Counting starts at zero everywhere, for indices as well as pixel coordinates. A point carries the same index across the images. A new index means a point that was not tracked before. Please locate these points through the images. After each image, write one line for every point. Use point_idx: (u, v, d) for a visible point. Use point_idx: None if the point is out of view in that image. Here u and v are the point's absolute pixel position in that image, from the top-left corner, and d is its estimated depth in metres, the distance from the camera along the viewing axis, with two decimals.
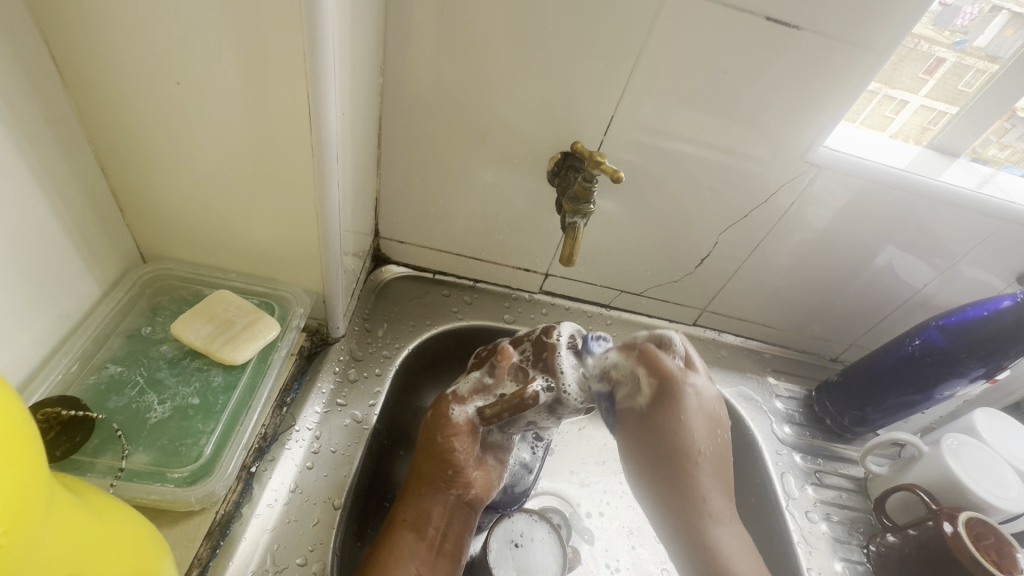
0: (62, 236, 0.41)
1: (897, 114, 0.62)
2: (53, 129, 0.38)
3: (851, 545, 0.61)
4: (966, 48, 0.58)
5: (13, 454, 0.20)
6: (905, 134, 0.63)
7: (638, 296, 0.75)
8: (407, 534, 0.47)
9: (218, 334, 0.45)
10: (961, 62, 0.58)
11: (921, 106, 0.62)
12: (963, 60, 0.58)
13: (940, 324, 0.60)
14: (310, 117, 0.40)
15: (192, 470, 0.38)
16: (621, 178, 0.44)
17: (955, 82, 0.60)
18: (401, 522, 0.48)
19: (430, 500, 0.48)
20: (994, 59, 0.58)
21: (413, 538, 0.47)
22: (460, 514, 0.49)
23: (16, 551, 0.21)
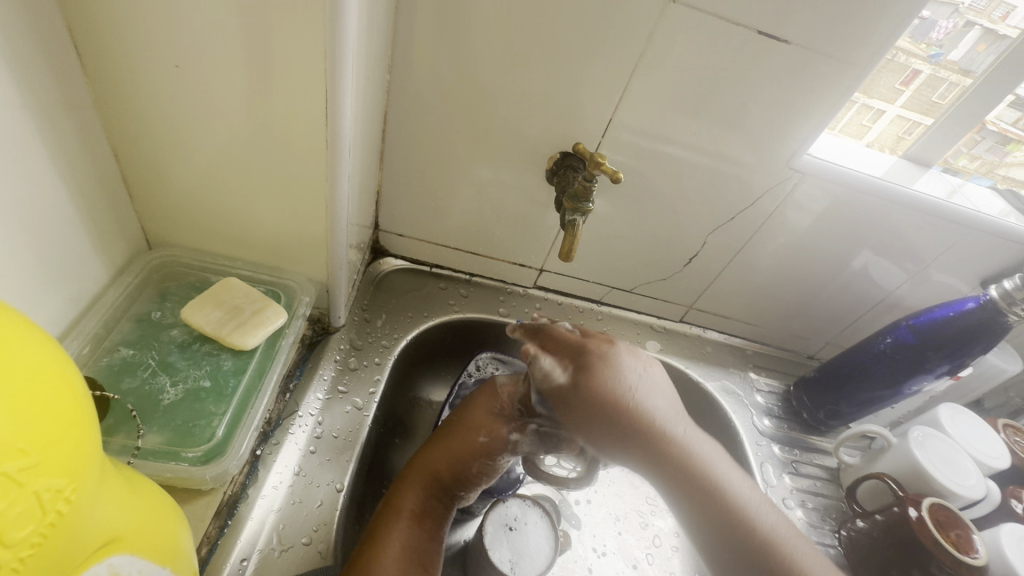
0: (75, 220, 0.41)
1: (875, 123, 0.65)
2: (72, 114, 0.39)
3: (824, 530, 0.65)
4: (940, 61, 0.61)
5: (75, 428, 0.21)
6: (882, 142, 0.67)
7: (628, 292, 0.77)
8: (400, 521, 0.48)
9: (228, 319, 0.46)
10: (937, 74, 0.62)
11: (898, 115, 0.65)
12: (938, 72, 0.62)
13: (911, 324, 0.64)
14: (327, 111, 0.41)
15: (206, 449, 0.39)
16: (620, 179, 0.46)
17: (930, 94, 0.64)
18: (396, 509, 0.49)
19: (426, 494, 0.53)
20: (967, 72, 0.62)
21: (402, 524, 0.48)
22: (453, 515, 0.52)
23: (78, 518, 0.22)
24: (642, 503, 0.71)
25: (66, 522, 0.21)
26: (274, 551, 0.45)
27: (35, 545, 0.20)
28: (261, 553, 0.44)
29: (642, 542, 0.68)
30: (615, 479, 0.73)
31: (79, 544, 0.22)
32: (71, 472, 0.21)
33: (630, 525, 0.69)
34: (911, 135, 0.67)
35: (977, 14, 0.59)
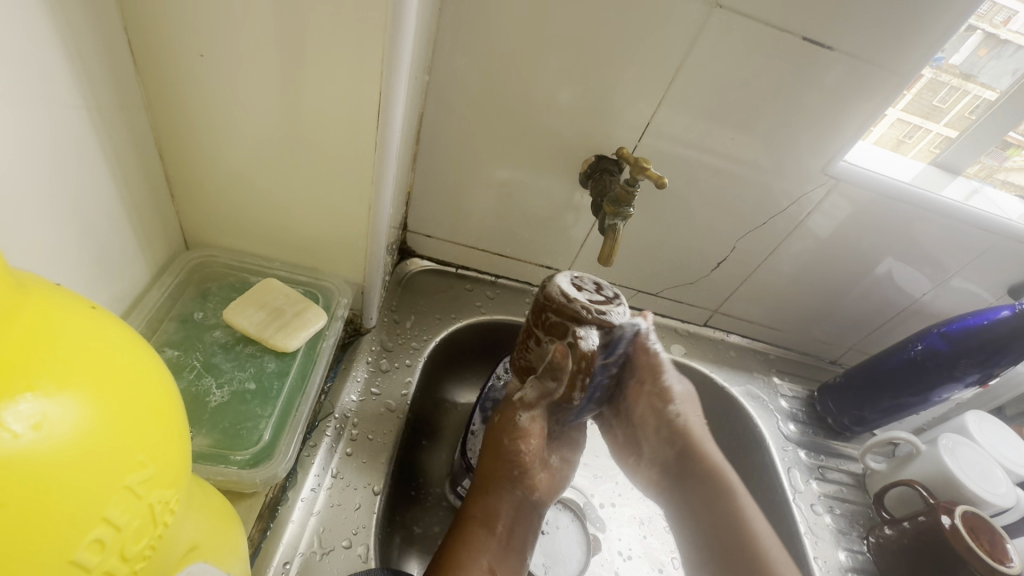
0: (122, 219, 0.41)
1: (875, 127, 0.63)
2: (124, 114, 0.39)
3: (853, 536, 0.65)
4: (942, 65, 0.60)
5: (170, 441, 0.22)
6: (881, 146, 0.65)
7: (653, 296, 0.77)
8: (479, 529, 0.49)
9: (270, 321, 0.46)
10: (938, 78, 0.61)
11: (898, 119, 0.63)
12: (939, 76, 0.61)
13: (942, 331, 0.64)
14: (377, 113, 0.41)
15: (254, 452, 0.40)
16: (666, 184, 0.46)
17: (931, 98, 0.62)
18: (470, 518, 0.49)
19: (497, 499, 0.50)
20: (967, 76, 0.62)
21: (485, 534, 0.49)
22: (524, 513, 0.52)
23: (174, 527, 0.23)
24: None
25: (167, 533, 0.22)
26: (316, 554, 0.44)
27: (143, 551, 0.21)
28: (304, 555, 0.44)
29: (668, 546, 0.67)
30: None
31: (173, 551, 0.23)
32: (175, 483, 0.22)
33: (654, 529, 0.68)
34: (912, 138, 0.66)
35: (982, 19, 0.58)
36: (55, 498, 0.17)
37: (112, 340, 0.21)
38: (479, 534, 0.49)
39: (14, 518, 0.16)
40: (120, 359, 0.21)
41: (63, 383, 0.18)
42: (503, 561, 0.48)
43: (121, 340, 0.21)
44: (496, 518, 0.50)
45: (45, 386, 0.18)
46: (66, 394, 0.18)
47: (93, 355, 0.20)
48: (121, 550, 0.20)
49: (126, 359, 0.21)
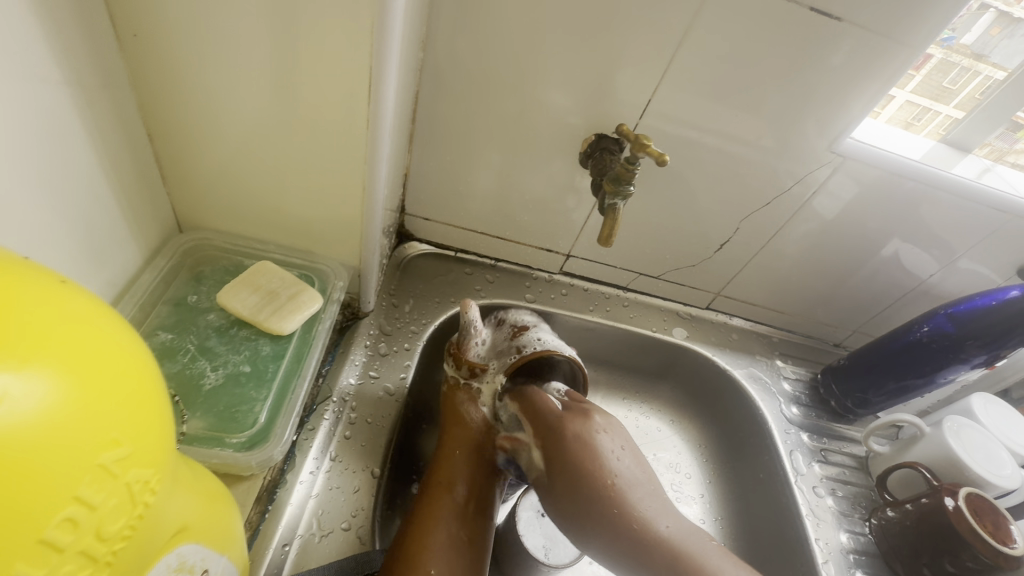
0: (111, 200, 0.40)
1: (884, 108, 0.62)
2: (110, 93, 0.38)
3: (854, 517, 0.64)
4: (953, 45, 0.58)
5: (149, 418, 0.20)
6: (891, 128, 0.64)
7: (655, 279, 0.76)
8: (445, 497, 0.47)
9: (265, 304, 0.46)
10: (948, 58, 0.59)
11: (907, 101, 0.62)
12: (950, 56, 0.59)
13: (948, 312, 0.63)
14: (369, 89, 0.40)
15: (249, 435, 0.40)
16: (666, 161, 0.46)
17: (941, 79, 0.61)
18: (439, 485, 0.48)
19: (462, 458, 0.50)
20: (979, 57, 0.60)
21: (448, 497, 0.47)
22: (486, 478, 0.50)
23: (154, 511, 0.21)
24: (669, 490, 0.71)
25: (146, 515, 0.21)
26: (315, 536, 0.45)
27: (122, 531, 0.19)
28: (302, 538, 0.44)
29: None
30: None
31: (158, 533, 0.22)
32: (157, 462, 0.21)
33: None
34: (921, 120, 0.64)
35: None
36: (23, 479, 0.16)
37: (80, 312, 0.19)
38: (442, 499, 0.47)
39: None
40: (86, 332, 0.19)
41: (26, 357, 0.17)
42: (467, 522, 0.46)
43: (89, 312, 0.20)
44: (460, 480, 0.48)
45: (7, 361, 0.16)
46: (29, 369, 0.16)
47: (63, 325, 0.18)
48: (96, 530, 0.18)
49: (95, 332, 0.19)
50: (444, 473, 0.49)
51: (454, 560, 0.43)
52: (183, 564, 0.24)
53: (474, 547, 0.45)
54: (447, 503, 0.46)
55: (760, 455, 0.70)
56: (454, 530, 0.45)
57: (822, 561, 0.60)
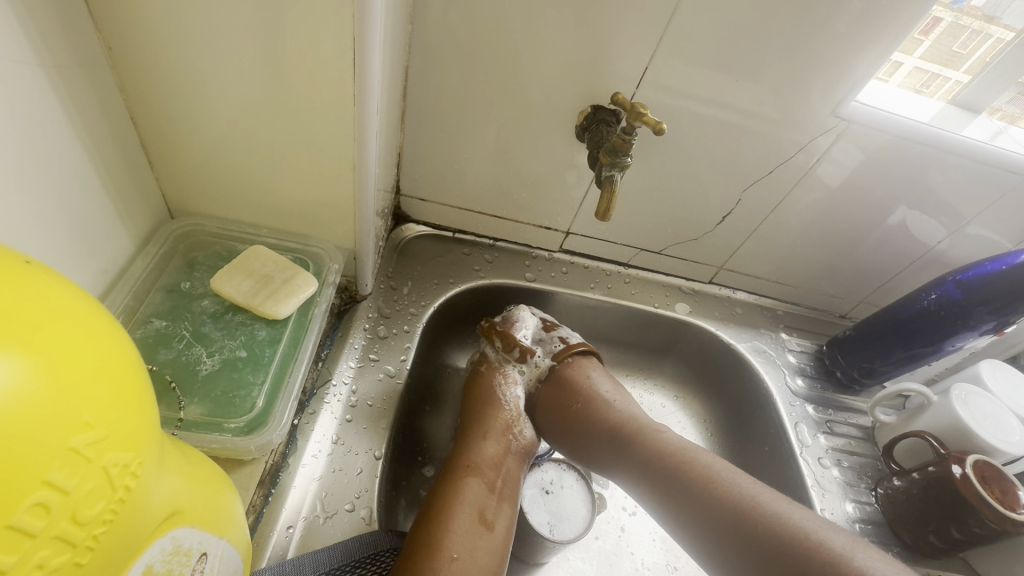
0: (96, 185, 0.40)
1: (891, 76, 0.60)
2: (87, 74, 0.37)
3: (861, 488, 0.64)
4: (963, 8, 0.55)
5: (121, 400, 0.19)
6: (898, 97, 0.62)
7: (657, 254, 0.75)
8: (471, 480, 0.49)
9: (259, 289, 0.45)
10: (958, 22, 0.57)
11: (916, 67, 0.60)
12: (959, 20, 0.56)
13: (957, 279, 0.62)
14: (354, 65, 0.38)
15: (248, 420, 0.40)
16: (664, 129, 0.44)
17: (950, 43, 0.59)
18: (465, 467, 0.50)
19: (487, 443, 0.52)
20: (990, 19, 0.57)
21: (476, 480, 0.49)
22: (513, 462, 0.53)
23: (138, 497, 0.20)
24: None
25: (129, 499, 0.19)
26: (319, 518, 0.45)
27: (103, 515, 0.18)
28: (306, 519, 0.44)
29: None
30: None
31: (146, 518, 0.21)
32: (136, 443, 0.19)
33: None
34: (929, 87, 0.62)
35: None
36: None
37: (40, 289, 0.18)
38: (470, 481, 0.49)
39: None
40: (50, 310, 0.18)
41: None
42: (498, 506, 0.48)
43: (51, 289, 0.18)
44: (486, 463, 0.51)
45: None
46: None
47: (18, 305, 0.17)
48: (72, 513, 0.17)
49: (56, 309, 0.18)
50: (471, 456, 0.51)
51: (476, 541, 0.45)
52: (179, 548, 0.23)
53: (499, 528, 0.47)
54: (474, 485, 0.49)
55: (765, 429, 0.69)
56: (480, 512, 0.47)
57: None
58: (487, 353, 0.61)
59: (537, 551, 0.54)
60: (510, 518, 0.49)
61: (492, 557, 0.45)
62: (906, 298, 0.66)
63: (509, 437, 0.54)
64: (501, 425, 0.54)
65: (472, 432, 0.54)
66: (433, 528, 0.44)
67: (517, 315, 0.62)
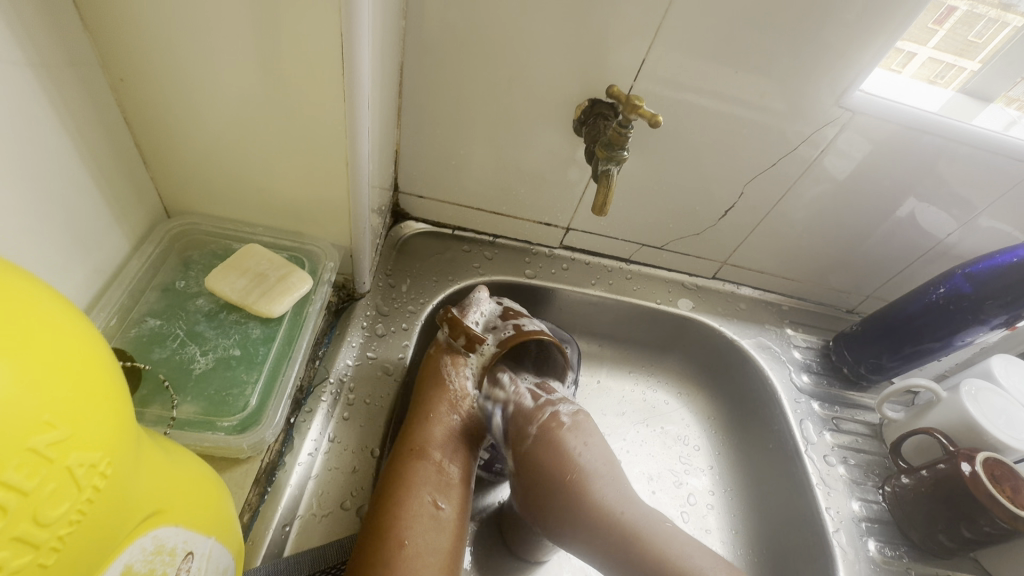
0: (91, 186, 0.40)
1: (904, 67, 0.58)
2: (79, 74, 0.37)
3: (867, 486, 0.63)
4: None
5: (88, 401, 0.19)
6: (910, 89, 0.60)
7: (658, 250, 0.74)
8: (419, 464, 0.47)
9: (253, 287, 0.45)
10: (973, 11, 0.55)
11: (930, 58, 0.58)
12: (975, 8, 0.54)
13: (966, 272, 0.60)
14: (342, 60, 0.38)
15: (241, 418, 0.40)
16: (660, 122, 0.43)
17: (966, 32, 0.57)
18: (411, 451, 0.48)
19: (435, 427, 0.50)
20: (1007, 6, 0.54)
21: (425, 465, 0.47)
22: (464, 446, 0.51)
23: (110, 499, 0.20)
24: (677, 463, 0.71)
25: (99, 501, 0.19)
26: (315, 516, 0.45)
27: (70, 516, 0.18)
28: (302, 518, 0.44)
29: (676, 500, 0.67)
30: (648, 438, 0.72)
31: (123, 519, 0.21)
32: (106, 443, 0.19)
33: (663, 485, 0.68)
34: (944, 78, 0.60)
35: None
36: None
37: (5, 288, 0.18)
38: (417, 466, 0.47)
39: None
40: (14, 311, 0.17)
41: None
42: (447, 492, 0.46)
43: (17, 287, 0.18)
44: (434, 448, 0.48)
45: None
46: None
47: None
48: (33, 513, 0.17)
49: (19, 307, 0.18)
50: (418, 440, 0.49)
51: (427, 528, 0.43)
52: (162, 547, 0.23)
53: (449, 512, 0.46)
54: (422, 470, 0.46)
55: (769, 426, 0.68)
56: (427, 497, 0.45)
57: (833, 530, 0.59)
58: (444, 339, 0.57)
59: (536, 549, 0.54)
60: (462, 501, 0.47)
61: (442, 542, 0.43)
62: (914, 292, 0.64)
63: (454, 415, 0.52)
64: (448, 406, 0.52)
65: (417, 413, 0.51)
66: (384, 517, 0.42)
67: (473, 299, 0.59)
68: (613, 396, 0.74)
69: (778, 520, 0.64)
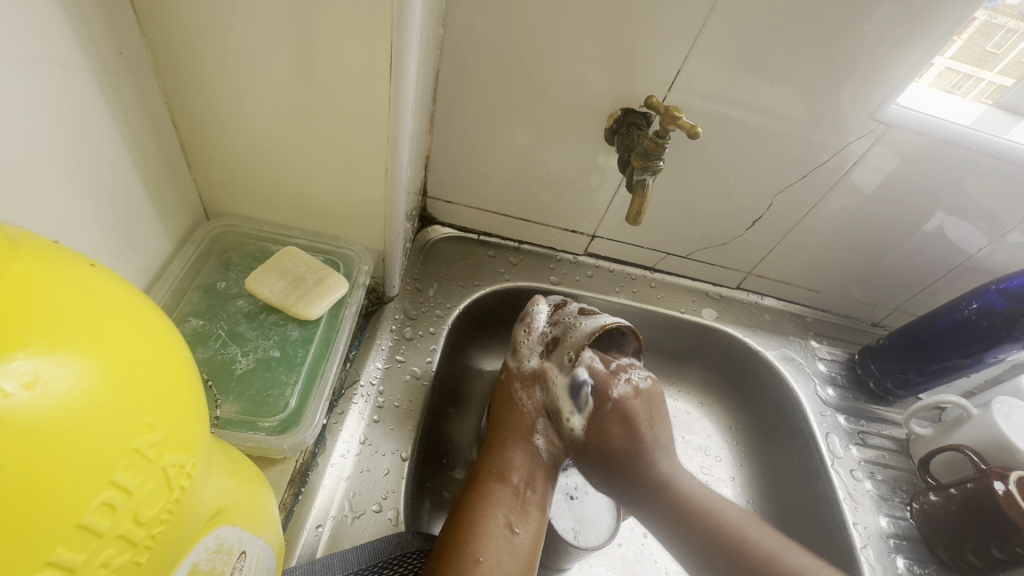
0: (139, 187, 0.41)
1: (921, 77, 0.58)
2: (134, 78, 0.38)
3: (895, 502, 0.62)
4: (999, 5, 0.53)
5: (180, 407, 0.19)
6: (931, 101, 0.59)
7: (683, 259, 0.74)
8: (497, 486, 0.49)
9: (292, 289, 0.46)
10: (993, 20, 0.54)
11: (947, 68, 0.57)
12: (994, 18, 0.54)
13: (1000, 288, 0.59)
14: (390, 68, 0.39)
15: (281, 419, 0.41)
16: (699, 134, 0.44)
17: (983, 43, 0.56)
18: (489, 473, 0.50)
19: (513, 449, 0.52)
20: None
21: (500, 487, 0.49)
22: (542, 468, 0.52)
23: (189, 499, 0.20)
24: (697, 472, 0.70)
25: (181, 501, 0.20)
26: (347, 518, 0.45)
27: (160, 515, 0.19)
28: (335, 519, 0.45)
29: None
30: None
31: (196, 517, 0.21)
32: (191, 444, 0.20)
33: None
34: (962, 89, 0.59)
35: None
36: (52, 464, 0.15)
37: (105, 292, 0.18)
38: (494, 487, 0.49)
39: (5, 496, 0.14)
40: (114, 315, 0.18)
41: (57, 340, 0.16)
42: (522, 514, 0.47)
43: (114, 290, 0.19)
44: (512, 470, 0.50)
45: (38, 344, 0.15)
46: (58, 354, 0.16)
47: (87, 313, 0.17)
48: (134, 513, 0.17)
49: (123, 314, 0.18)
50: (496, 462, 0.51)
51: (502, 547, 0.45)
52: (221, 546, 0.24)
53: (524, 536, 0.47)
54: (499, 491, 0.48)
55: (794, 439, 0.68)
56: (504, 518, 0.47)
57: (860, 546, 0.58)
58: (513, 357, 0.58)
59: (560, 556, 0.54)
60: (538, 527, 0.48)
61: (515, 565, 0.44)
62: (945, 307, 0.63)
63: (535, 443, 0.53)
64: (530, 429, 0.54)
65: (497, 439, 0.53)
66: (459, 534, 0.44)
67: (533, 307, 0.60)
68: None
69: (805, 533, 0.63)
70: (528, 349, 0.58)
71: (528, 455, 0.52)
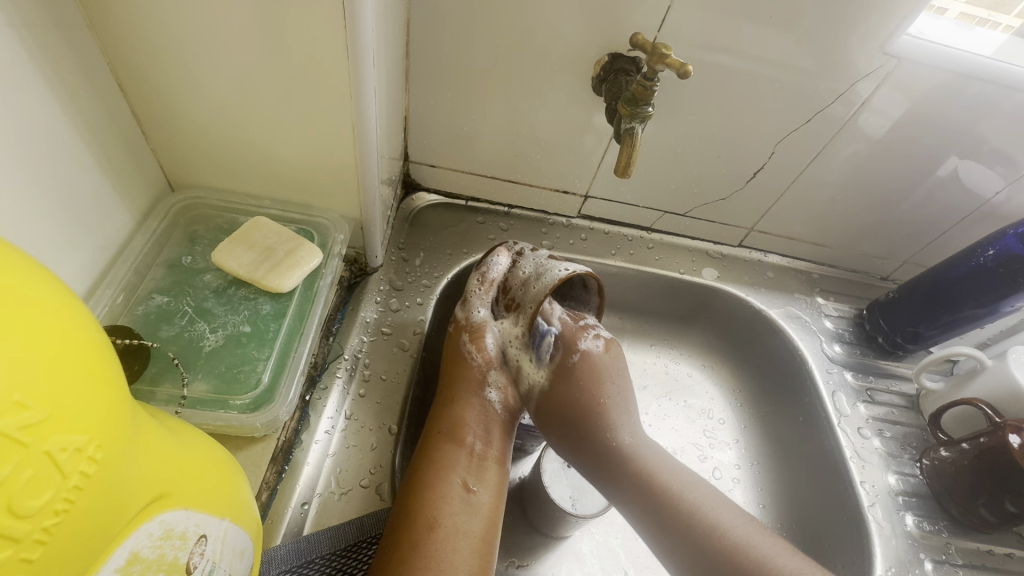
0: (87, 158, 0.38)
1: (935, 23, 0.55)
2: (65, 36, 0.34)
3: (904, 458, 0.61)
4: None
5: (65, 387, 0.17)
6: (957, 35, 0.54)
7: (682, 217, 0.71)
8: (452, 448, 0.46)
9: (262, 261, 0.44)
10: None
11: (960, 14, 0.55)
12: None
13: (1019, 232, 0.55)
14: (343, 9, 0.35)
15: (253, 397, 0.39)
16: (689, 72, 0.40)
17: None
18: (442, 436, 0.47)
19: (464, 407, 0.49)
20: None
21: (453, 447, 0.46)
22: (494, 422, 0.49)
23: (98, 485, 0.18)
24: (701, 436, 0.68)
25: (86, 486, 0.18)
26: (334, 494, 0.44)
27: (54, 505, 0.17)
28: (321, 496, 0.44)
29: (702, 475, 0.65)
30: (671, 412, 0.70)
31: (119, 504, 0.20)
32: (89, 426, 0.18)
33: (688, 458, 0.66)
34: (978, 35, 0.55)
35: None
36: None
37: None
38: (447, 447, 0.46)
39: None
40: None
41: None
42: (479, 474, 0.45)
43: (18, 269, 0.18)
44: (465, 429, 0.47)
45: None
46: None
47: None
48: (10, 504, 0.15)
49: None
50: (449, 423, 0.48)
51: (460, 512, 0.43)
52: (171, 532, 0.22)
53: (483, 495, 0.45)
54: (453, 453, 0.46)
55: (800, 398, 0.66)
56: (461, 480, 0.44)
57: (868, 505, 0.57)
58: (462, 308, 0.55)
59: (559, 524, 0.53)
60: (496, 484, 0.46)
61: (476, 525, 0.43)
62: (958, 257, 0.60)
63: (487, 398, 0.50)
64: (481, 383, 0.51)
65: (446, 396, 0.50)
66: (413, 505, 0.42)
67: (491, 255, 0.55)
68: (635, 369, 0.72)
69: (810, 492, 0.62)
70: (479, 300, 0.54)
71: (481, 412, 0.49)
